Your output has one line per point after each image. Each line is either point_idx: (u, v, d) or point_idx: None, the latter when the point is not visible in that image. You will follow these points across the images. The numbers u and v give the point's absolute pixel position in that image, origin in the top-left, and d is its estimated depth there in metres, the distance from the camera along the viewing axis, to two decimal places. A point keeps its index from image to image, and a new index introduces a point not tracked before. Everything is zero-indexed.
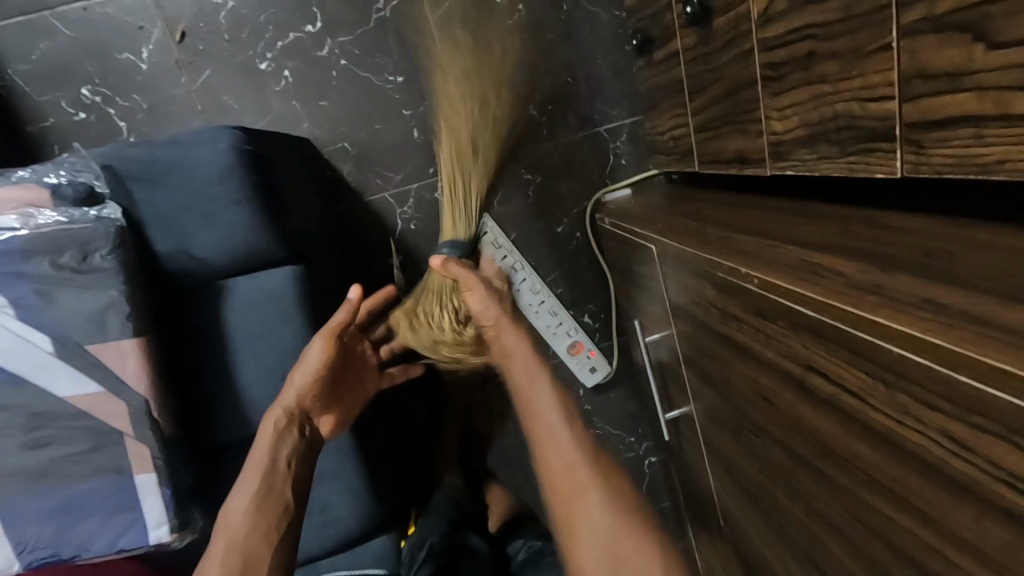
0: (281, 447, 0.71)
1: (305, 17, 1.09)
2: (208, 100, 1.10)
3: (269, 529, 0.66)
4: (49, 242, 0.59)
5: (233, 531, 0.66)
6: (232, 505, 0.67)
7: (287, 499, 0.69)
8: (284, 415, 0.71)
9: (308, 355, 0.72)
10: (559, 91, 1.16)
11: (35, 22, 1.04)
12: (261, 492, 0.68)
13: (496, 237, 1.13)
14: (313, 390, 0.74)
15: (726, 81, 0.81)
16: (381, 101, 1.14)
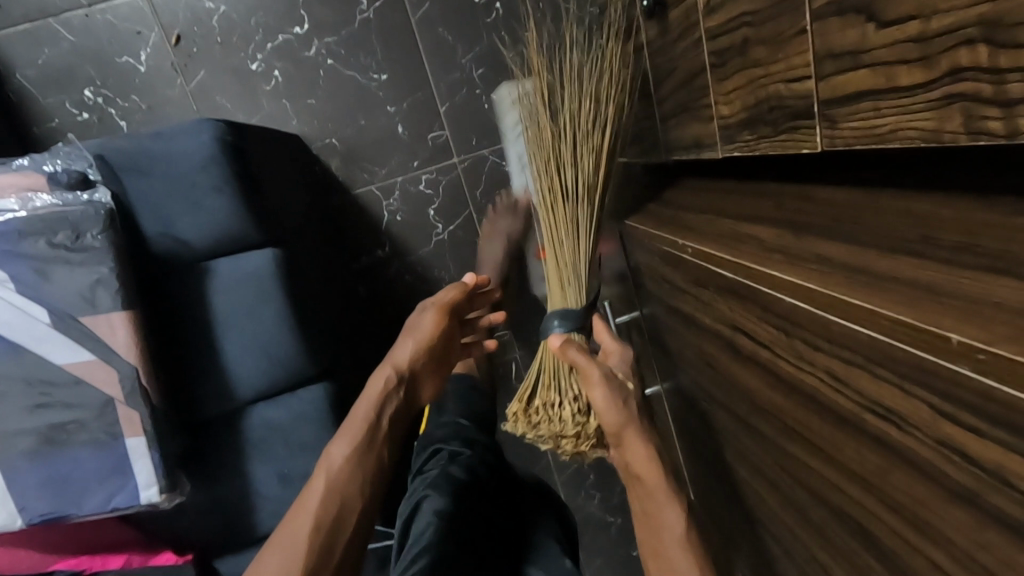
0: (385, 405, 0.84)
1: (293, 20, 1.15)
2: (203, 100, 1.17)
3: (362, 481, 0.78)
4: (43, 223, 0.64)
5: (332, 474, 0.77)
6: (334, 450, 0.78)
7: (380, 454, 0.81)
8: (396, 373, 0.87)
9: (422, 326, 0.93)
10: None
11: (40, 30, 1.11)
12: (361, 447, 0.80)
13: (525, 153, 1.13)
14: (419, 357, 0.90)
15: (682, 70, 0.85)
16: (366, 98, 1.20)
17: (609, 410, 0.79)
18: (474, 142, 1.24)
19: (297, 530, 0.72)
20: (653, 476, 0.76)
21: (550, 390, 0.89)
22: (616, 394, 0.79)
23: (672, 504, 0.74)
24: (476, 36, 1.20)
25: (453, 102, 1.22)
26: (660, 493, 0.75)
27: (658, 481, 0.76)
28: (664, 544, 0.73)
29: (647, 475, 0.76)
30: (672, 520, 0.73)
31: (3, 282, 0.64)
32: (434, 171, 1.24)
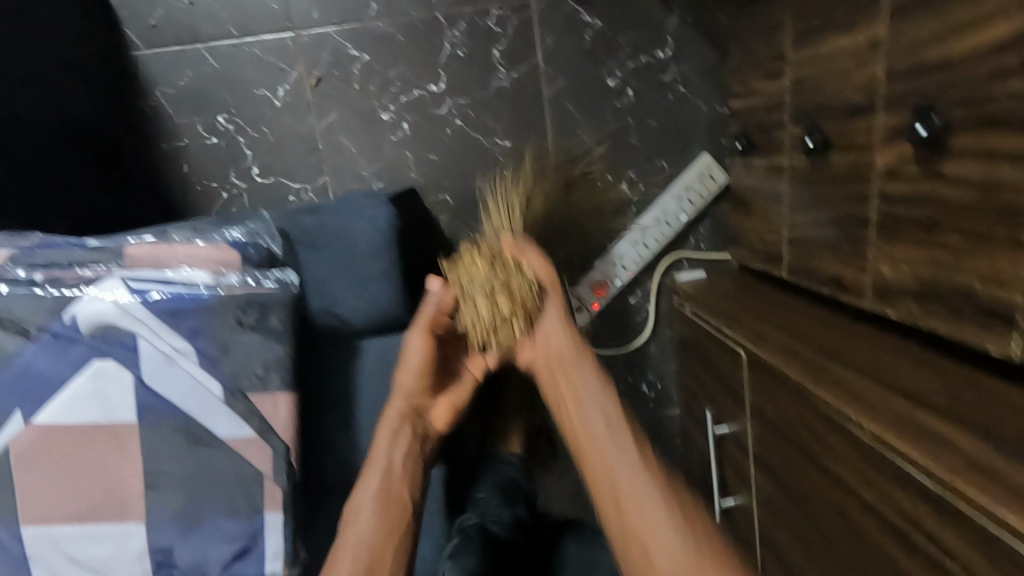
0: (400, 444, 0.80)
1: (431, 77, 1.17)
2: (330, 141, 1.18)
3: (395, 532, 0.75)
4: (233, 303, 0.66)
5: (359, 529, 0.74)
6: (366, 490, 0.76)
7: (407, 499, 0.77)
8: (401, 414, 0.81)
9: (411, 348, 0.81)
10: (652, 172, 1.24)
11: (188, 53, 1.12)
12: (384, 487, 0.77)
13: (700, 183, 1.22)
14: (418, 386, 0.82)
15: (834, 211, 0.87)
16: (487, 161, 1.21)
17: (594, 426, 0.81)
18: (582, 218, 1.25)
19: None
20: (662, 530, 0.72)
21: (499, 295, 0.81)
22: (555, 354, 0.82)
23: (665, 520, 0.72)
24: (603, 118, 1.22)
25: (570, 177, 1.23)
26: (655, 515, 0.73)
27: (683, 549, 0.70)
28: (637, 539, 0.73)
29: (656, 524, 0.72)
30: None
31: (188, 353, 0.66)
32: None
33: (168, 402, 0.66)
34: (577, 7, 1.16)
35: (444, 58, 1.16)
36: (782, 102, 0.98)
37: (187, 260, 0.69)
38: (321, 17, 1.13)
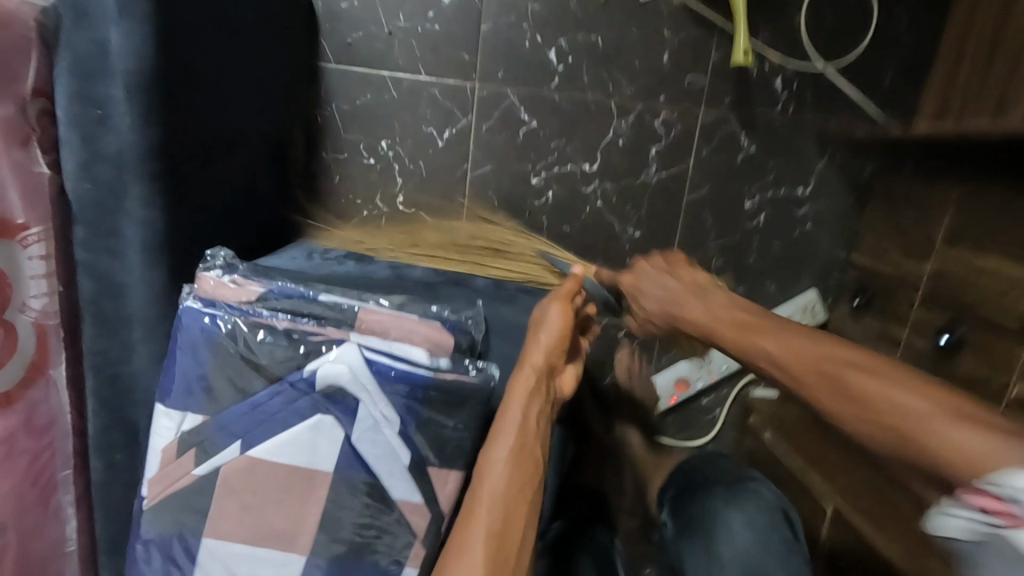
0: (532, 403, 0.70)
1: (587, 157, 1.22)
2: (476, 189, 1.23)
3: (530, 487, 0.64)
4: (445, 386, 0.69)
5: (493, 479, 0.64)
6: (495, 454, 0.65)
7: (539, 460, 0.67)
8: (536, 374, 0.73)
9: (547, 318, 0.77)
10: (758, 292, 1.31)
11: (372, 76, 1.16)
12: (520, 450, 0.66)
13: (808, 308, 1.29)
14: (558, 348, 0.76)
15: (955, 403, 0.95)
16: (614, 245, 1.27)
17: (784, 348, 0.74)
18: None
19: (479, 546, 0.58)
20: (869, 397, 0.68)
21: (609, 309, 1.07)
22: (666, 278, 0.91)
23: (891, 380, 0.67)
24: (731, 232, 1.28)
25: None
26: (858, 378, 0.69)
27: (906, 420, 0.65)
28: (854, 397, 0.68)
29: (842, 400, 0.69)
30: (904, 401, 0.66)
31: (392, 422, 0.68)
32: None
33: (364, 464, 0.68)
34: (738, 128, 1.22)
35: (605, 143, 1.22)
36: (915, 282, 1.06)
37: (407, 334, 0.71)
38: (504, 77, 1.18)
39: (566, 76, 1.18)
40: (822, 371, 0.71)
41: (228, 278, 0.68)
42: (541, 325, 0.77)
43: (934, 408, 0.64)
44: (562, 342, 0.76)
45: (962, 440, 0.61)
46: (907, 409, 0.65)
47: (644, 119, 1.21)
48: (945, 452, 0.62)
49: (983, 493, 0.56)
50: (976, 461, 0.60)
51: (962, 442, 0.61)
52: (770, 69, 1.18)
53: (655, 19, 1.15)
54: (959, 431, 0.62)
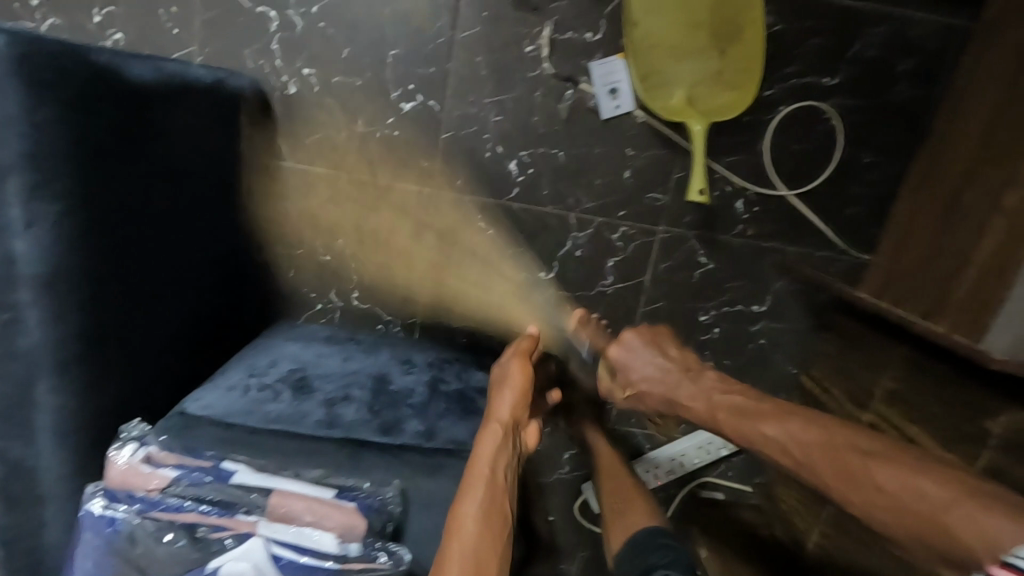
0: (500, 455, 0.76)
1: (544, 265, 1.22)
2: (432, 292, 1.23)
3: (499, 537, 0.70)
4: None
5: (462, 538, 0.68)
6: (465, 510, 0.70)
7: (506, 507, 0.73)
8: (502, 427, 0.79)
9: (509, 374, 0.85)
10: None
11: (330, 177, 1.15)
12: (487, 503, 0.72)
13: None
14: (523, 403, 0.83)
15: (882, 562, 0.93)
16: None
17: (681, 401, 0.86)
18: (634, 420, 1.32)
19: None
20: (778, 429, 0.71)
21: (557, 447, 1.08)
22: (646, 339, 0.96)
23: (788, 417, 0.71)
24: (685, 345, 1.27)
25: None
26: (872, 467, 0.61)
27: (806, 442, 0.67)
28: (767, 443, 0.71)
29: (790, 447, 0.68)
30: (800, 435, 0.68)
31: None
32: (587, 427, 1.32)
33: None
34: (697, 246, 1.21)
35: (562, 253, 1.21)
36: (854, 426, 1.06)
37: (320, 516, 0.72)
38: (462, 184, 1.17)
39: (525, 188, 1.17)
40: (828, 443, 0.66)
41: (144, 458, 0.71)
42: (504, 386, 0.84)
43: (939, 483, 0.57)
44: (525, 397, 0.84)
45: (989, 522, 0.53)
46: (789, 439, 0.69)
47: (602, 232, 1.20)
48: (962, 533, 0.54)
49: (1009, 568, 0.50)
50: (984, 535, 0.53)
51: (988, 523, 0.53)
52: (732, 191, 1.18)
53: (617, 138, 1.14)
54: (885, 471, 0.60)
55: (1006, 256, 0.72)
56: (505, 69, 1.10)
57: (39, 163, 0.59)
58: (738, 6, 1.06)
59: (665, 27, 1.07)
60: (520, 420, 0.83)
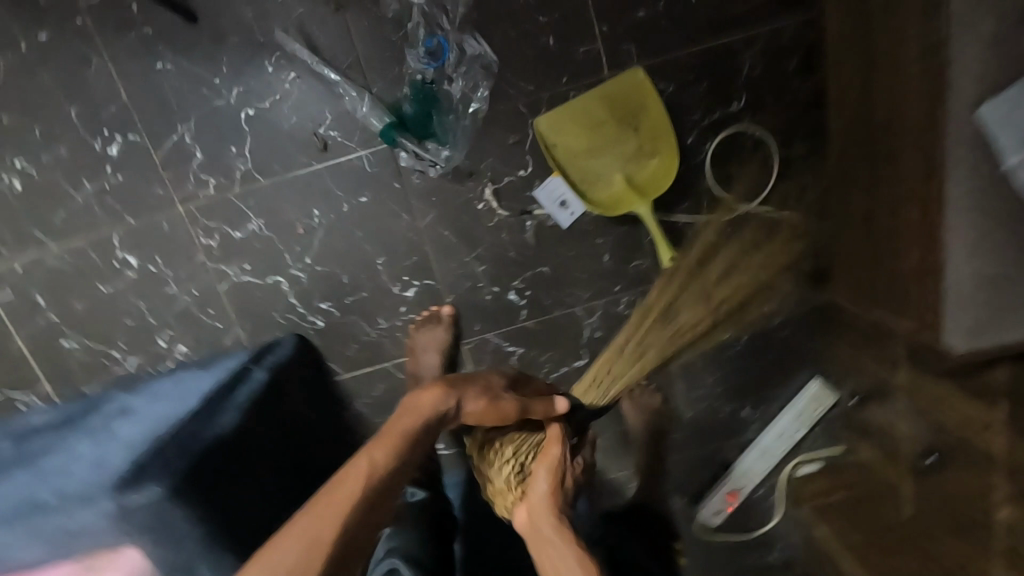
0: (429, 413, 0.95)
1: (574, 355, 1.38)
2: None
3: (394, 485, 0.87)
4: None
5: (371, 477, 0.85)
6: (375, 455, 0.88)
7: (413, 459, 0.92)
8: (477, 412, 1.00)
9: (506, 402, 1.01)
10: (769, 396, 1.44)
11: (379, 370, 1.37)
12: (395, 457, 0.89)
13: (821, 394, 1.39)
14: (478, 413, 1.00)
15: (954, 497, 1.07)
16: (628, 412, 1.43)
17: (543, 483, 1.01)
18: (710, 438, 1.47)
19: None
20: (546, 531, 0.96)
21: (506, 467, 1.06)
22: (554, 486, 1.01)
23: (555, 535, 0.95)
24: (722, 363, 1.41)
25: (697, 410, 1.45)
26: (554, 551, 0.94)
27: (550, 533, 0.96)
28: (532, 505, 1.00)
29: (551, 544, 0.95)
30: (549, 530, 0.96)
31: None
32: (673, 459, 1.48)
33: None
34: None
35: (585, 340, 1.38)
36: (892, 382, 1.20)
37: None
38: (481, 326, 1.35)
39: (531, 306, 1.34)
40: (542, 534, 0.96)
41: None
42: (484, 395, 1.01)
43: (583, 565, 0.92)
44: (492, 409, 1.00)
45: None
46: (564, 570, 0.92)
47: (609, 308, 1.36)
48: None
49: None
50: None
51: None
52: (701, 228, 1.30)
53: (585, 235, 1.30)
54: (568, 563, 0.93)
55: (923, 258, 0.97)
56: (471, 228, 1.28)
57: (203, 546, 0.83)
58: (629, 95, 1.21)
59: (578, 139, 1.23)
60: (469, 404, 1.00)
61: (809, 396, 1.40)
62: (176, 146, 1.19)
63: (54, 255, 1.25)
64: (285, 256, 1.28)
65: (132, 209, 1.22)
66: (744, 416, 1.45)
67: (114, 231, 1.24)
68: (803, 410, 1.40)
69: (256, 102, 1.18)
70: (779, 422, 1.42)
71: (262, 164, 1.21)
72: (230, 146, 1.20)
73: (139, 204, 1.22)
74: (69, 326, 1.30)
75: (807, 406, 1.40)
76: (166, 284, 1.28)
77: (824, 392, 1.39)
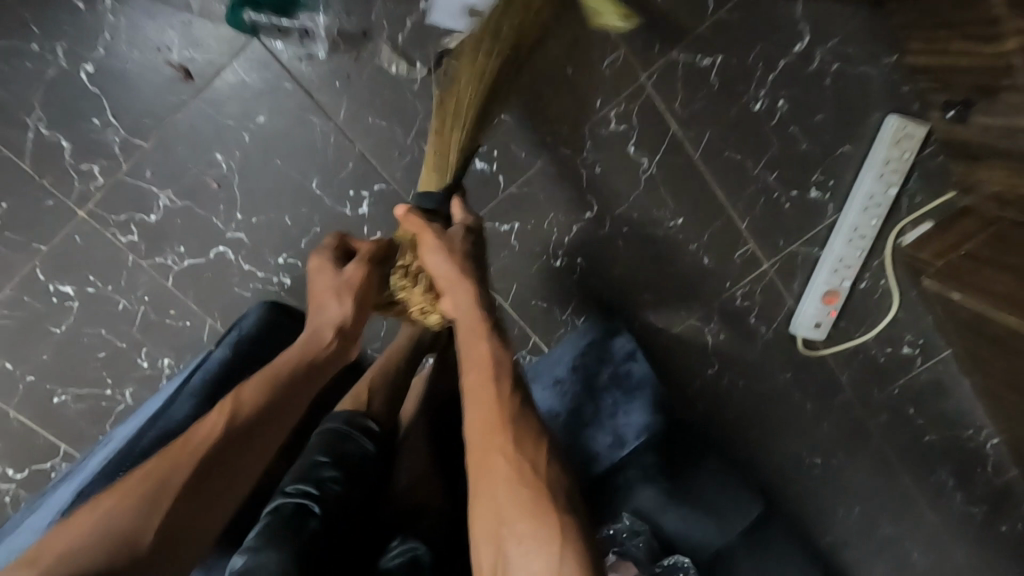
0: (293, 350, 0.79)
1: (582, 206, 1.13)
2: (523, 308, 1.17)
3: (234, 437, 0.69)
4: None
5: (231, 414, 0.70)
6: (244, 393, 0.73)
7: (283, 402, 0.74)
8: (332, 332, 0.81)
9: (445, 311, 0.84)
10: (837, 163, 1.13)
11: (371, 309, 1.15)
12: (259, 383, 0.74)
13: (912, 134, 1.09)
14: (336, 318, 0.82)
15: None
16: (671, 248, 1.17)
17: (460, 310, 0.81)
18: (783, 242, 1.18)
19: (247, 463, 0.70)
20: (489, 419, 0.70)
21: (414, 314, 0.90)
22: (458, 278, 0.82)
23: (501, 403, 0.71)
24: (765, 146, 1.11)
25: (754, 215, 1.16)
26: (496, 466, 0.66)
27: (498, 443, 0.68)
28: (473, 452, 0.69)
29: (489, 438, 0.69)
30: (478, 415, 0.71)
31: None
32: (746, 284, 1.21)
33: None
34: (690, 58, 1.04)
35: (586, 184, 1.11)
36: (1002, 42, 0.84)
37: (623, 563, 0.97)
38: None
39: (507, 169, 1.09)
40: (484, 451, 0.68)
41: None
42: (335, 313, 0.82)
43: (511, 477, 0.65)
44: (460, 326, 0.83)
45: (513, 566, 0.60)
46: (490, 429, 0.69)
47: (600, 133, 1.08)
48: (477, 492, 0.67)
49: None
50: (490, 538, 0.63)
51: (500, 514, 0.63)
52: None
53: (534, 53, 1.03)
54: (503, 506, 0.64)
55: None
56: (397, 103, 1.04)
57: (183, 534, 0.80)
58: None
59: None
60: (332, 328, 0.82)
61: (900, 142, 1.09)
62: (38, 143, 1.01)
63: None
64: (214, 222, 1.08)
65: (37, 233, 1.07)
66: (813, 199, 1.15)
67: (34, 265, 1.10)
68: (895, 161, 1.11)
69: (90, 55, 0.97)
70: (865, 185, 1.12)
71: (135, 125, 1.01)
72: (91, 119, 1.00)
73: (41, 225, 1.07)
74: (49, 380, 1.19)
75: (902, 156, 1.10)
76: (113, 300, 1.13)
77: (912, 131, 1.09)
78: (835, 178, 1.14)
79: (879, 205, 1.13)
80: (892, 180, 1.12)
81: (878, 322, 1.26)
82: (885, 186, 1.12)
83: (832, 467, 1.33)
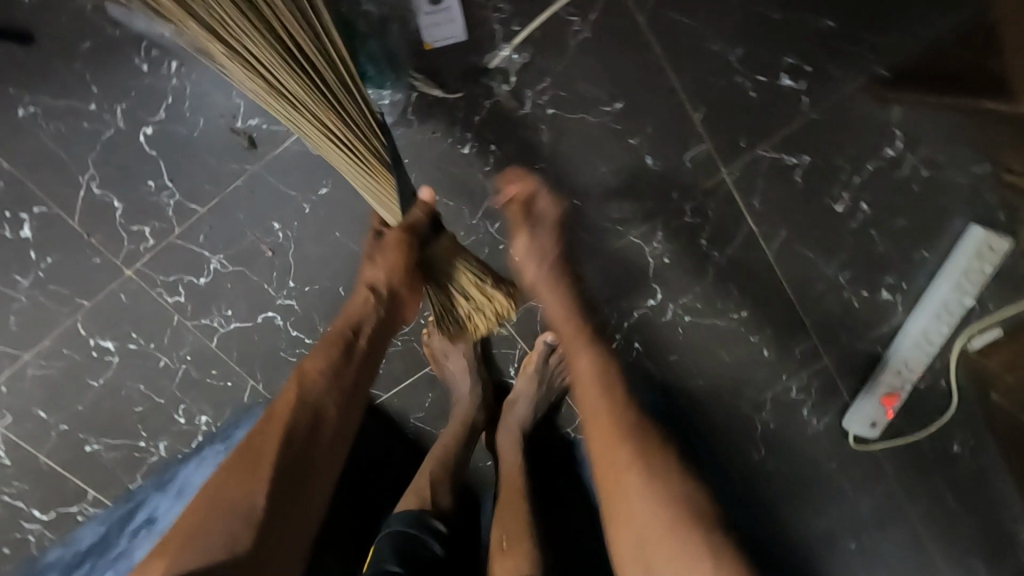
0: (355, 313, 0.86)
1: (646, 293, 1.08)
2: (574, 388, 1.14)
3: (332, 400, 0.80)
4: None
5: (307, 393, 0.79)
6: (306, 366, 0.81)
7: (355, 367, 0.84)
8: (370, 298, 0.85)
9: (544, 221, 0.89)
10: (912, 266, 1.08)
11: (421, 378, 1.14)
12: (328, 353, 0.82)
13: (993, 251, 1.04)
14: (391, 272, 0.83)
15: None
16: (732, 338, 1.13)
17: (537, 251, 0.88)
18: (846, 338, 1.14)
19: (324, 449, 0.78)
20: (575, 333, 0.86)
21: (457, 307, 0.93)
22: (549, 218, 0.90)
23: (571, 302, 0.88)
24: (841, 245, 1.06)
25: (821, 311, 1.12)
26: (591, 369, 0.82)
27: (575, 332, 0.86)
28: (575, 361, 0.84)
29: (587, 380, 0.82)
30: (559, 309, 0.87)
31: None
32: (805, 377, 1.17)
33: None
34: (775, 155, 1.00)
35: (652, 271, 1.07)
36: None
37: None
38: None
39: (572, 252, 1.05)
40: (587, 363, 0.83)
41: None
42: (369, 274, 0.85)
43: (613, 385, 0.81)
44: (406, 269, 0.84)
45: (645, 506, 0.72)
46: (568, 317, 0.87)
47: (673, 223, 1.03)
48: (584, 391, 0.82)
49: None
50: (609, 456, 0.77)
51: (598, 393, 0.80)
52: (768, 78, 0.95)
53: (613, 141, 0.97)
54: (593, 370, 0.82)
55: None
56: (465, 181, 0.98)
57: None
58: None
59: None
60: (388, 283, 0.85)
61: (979, 256, 1.05)
62: (88, 202, 0.96)
63: (32, 362, 1.09)
64: (265, 287, 1.04)
65: (81, 288, 1.03)
66: (882, 300, 1.11)
67: (75, 319, 1.06)
68: (972, 272, 1.06)
69: (153, 118, 0.92)
70: (936, 293, 1.08)
71: (192, 190, 0.97)
72: (147, 181, 0.96)
73: (85, 280, 1.02)
74: (83, 429, 1.15)
75: (980, 269, 1.06)
76: (155, 357, 1.10)
77: (993, 245, 1.04)
78: (908, 282, 1.10)
79: (949, 316, 1.09)
80: (968, 291, 1.07)
81: (935, 422, 1.22)
82: (959, 296, 1.07)
83: (876, 562, 1.29)
